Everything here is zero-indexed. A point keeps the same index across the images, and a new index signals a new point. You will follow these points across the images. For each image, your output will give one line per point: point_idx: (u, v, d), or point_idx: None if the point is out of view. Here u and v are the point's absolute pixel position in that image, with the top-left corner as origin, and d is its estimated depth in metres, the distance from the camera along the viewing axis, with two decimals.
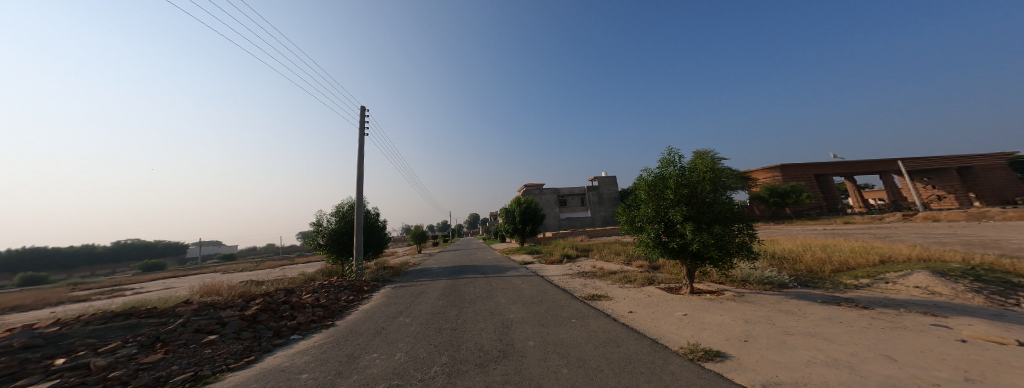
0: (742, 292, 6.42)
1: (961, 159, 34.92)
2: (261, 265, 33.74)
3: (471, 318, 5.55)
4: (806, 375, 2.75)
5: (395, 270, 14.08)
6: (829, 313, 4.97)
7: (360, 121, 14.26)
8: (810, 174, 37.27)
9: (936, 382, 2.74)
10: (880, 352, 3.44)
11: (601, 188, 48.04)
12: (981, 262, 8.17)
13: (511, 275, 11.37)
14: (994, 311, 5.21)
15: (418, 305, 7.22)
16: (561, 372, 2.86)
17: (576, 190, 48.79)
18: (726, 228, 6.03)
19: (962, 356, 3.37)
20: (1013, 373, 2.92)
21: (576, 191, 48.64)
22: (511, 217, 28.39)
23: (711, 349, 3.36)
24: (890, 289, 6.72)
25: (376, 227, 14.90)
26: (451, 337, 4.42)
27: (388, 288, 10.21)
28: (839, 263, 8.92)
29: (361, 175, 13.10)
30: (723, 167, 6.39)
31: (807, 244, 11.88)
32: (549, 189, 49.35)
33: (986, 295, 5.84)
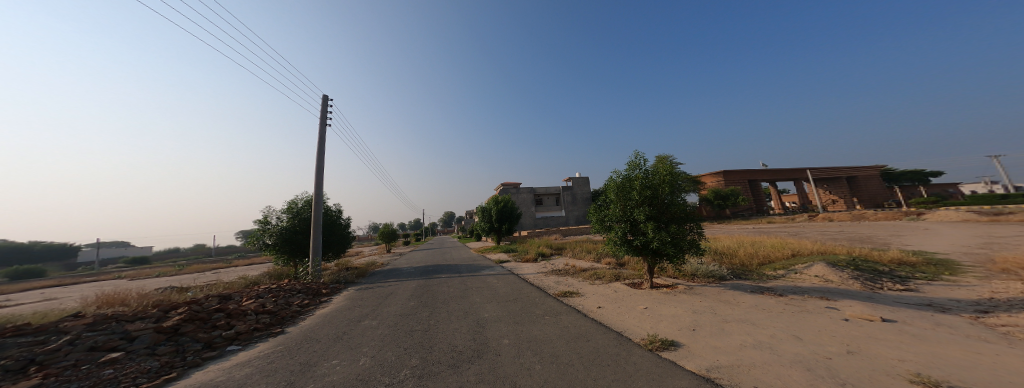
0: (691, 285, 7.16)
1: (850, 170, 42.79)
2: (190, 269, 29.14)
3: (444, 319, 5.41)
4: (740, 358, 3.17)
5: (358, 270, 13.17)
6: (756, 301, 5.79)
7: (320, 110, 13.01)
8: (745, 180, 42.71)
9: (828, 356, 3.36)
10: (793, 333, 4.09)
11: (575, 188, 49.69)
12: (861, 254, 10.14)
13: (485, 274, 11.30)
14: (867, 293, 6.51)
15: (385, 307, 6.83)
16: (534, 368, 2.93)
17: (552, 190, 49.86)
18: (681, 227, 6.66)
19: (846, 332, 4.17)
20: (878, 345, 3.68)
21: (552, 190, 49.73)
22: (487, 216, 28.23)
23: (667, 339, 3.70)
24: (799, 278, 8.03)
25: (336, 225, 13.72)
26: (422, 339, 4.28)
27: (349, 291, 9.49)
28: (763, 257, 10.42)
29: (319, 168, 11.95)
30: (680, 172, 7.01)
31: (741, 241, 13.68)
32: (525, 188, 49.89)
33: (863, 281, 7.27)
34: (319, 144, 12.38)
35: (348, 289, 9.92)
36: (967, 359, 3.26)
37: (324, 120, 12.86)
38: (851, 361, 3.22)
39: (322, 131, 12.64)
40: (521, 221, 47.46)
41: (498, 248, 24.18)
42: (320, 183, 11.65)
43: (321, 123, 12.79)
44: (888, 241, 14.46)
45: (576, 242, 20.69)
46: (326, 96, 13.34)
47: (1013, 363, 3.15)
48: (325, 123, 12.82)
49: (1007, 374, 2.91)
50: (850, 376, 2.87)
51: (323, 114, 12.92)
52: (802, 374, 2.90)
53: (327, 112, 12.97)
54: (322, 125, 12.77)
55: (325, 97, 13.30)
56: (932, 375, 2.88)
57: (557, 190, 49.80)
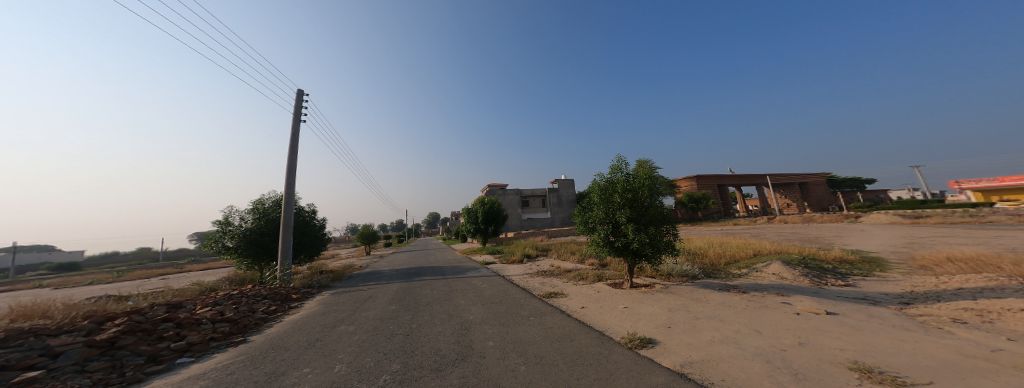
0: (667, 284, 7.49)
1: (801, 177, 47.08)
2: (133, 275, 25.89)
3: (427, 322, 5.25)
4: (709, 353, 3.36)
5: (333, 274, 12.51)
6: (723, 298, 6.18)
7: (294, 105, 12.25)
8: (714, 184, 45.58)
9: (783, 347, 3.66)
10: (754, 328, 4.41)
11: (561, 190, 50.37)
12: (811, 253, 11.17)
13: (470, 276, 11.13)
14: (815, 289, 7.19)
15: (364, 311, 6.52)
16: (519, 370, 2.93)
17: (539, 192, 50.21)
18: (659, 229, 6.95)
19: (798, 325, 4.56)
20: (824, 336, 4.06)
21: (539, 192, 50.08)
22: (474, 217, 27.93)
23: (645, 337, 3.84)
24: (759, 276, 8.70)
25: (309, 227, 12.93)
26: (404, 343, 4.14)
27: (323, 295, 8.96)
28: (729, 256, 11.18)
29: (290, 165, 11.22)
30: (658, 176, 7.32)
31: (710, 242, 14.61)
32: (512, 189, 49.89)
33: (812, 278, 8.02)
34: (292, 141, 11.62)
35: (322, 293, 9.38)
36: (892, 346, 3.70)
37: (298, 115, 12.11)
38: (801, 352, 3.53)
39: (295, 128, 11.89)
40: (508, 222, 47.46)
41: (484, 250, 23.96)
42: (291, 182, 10.93)
43: (295, 119, 12.02)
44: (834, 241, 16.08)
45: (561, 244, 21.00)
46: (301, 90, 12.58)
47: (929, 348, 3.61)
48: (299, 119, 12.06)
49: (924, 358, 3.33)
50: (801, 366, 3.14)
51: (297, 109, 12.17)
52: (762, 365, 3.13)
53: (301, 107, 12.23)
54: (296, 120, 12.01)
55: (300, 92, 12.53)
56: (867, 361, 3.23)
57: (543, 192, 50.18)
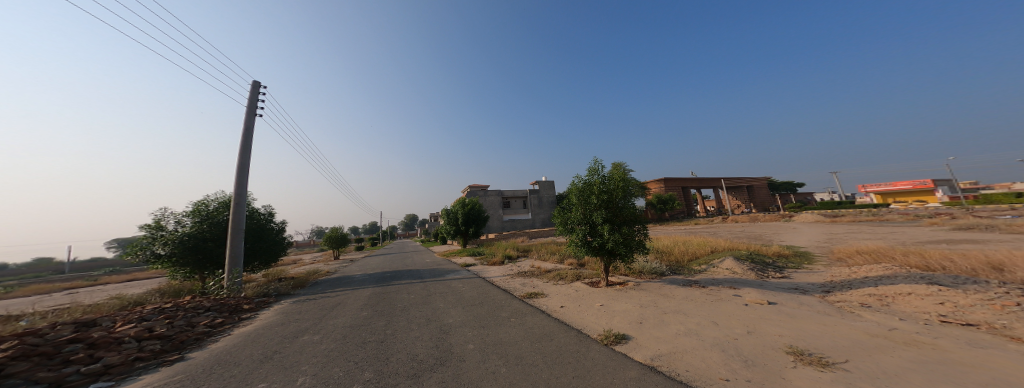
0: (638, 282, 7.88)
1: (749, 181, 52.31)
2: (34, 290, 21.48)
3: (403, 327, 5.02)
4: (675, 345, 3.59)
5: (294, 281, 11.52)
6: (686, 293, 6.66)
7: (250, 97, 11.15)
8: (679, 187, 48.95)
9: (735, 336, 4.02)
10: (712, 319, 4.81)
11: (542, 191, 50.89)
12: (756, 249, 12.47)
13: (449, 279, 10.82)
14: (759, 281, 8.01)
15: (332, 319, 6.07)
16: (500, 372, 2.89)
17: (520, 193, 50.35)
18: (632, 229, 7.29)
19: (748, 315, 5.04)
20: (768, 324, 4.53)
21: (520, 193, 50.22)
22: (454, 219, 27.30)
23: (619, 333, 4.01)
24: (716, 271, 9.51)
25: (265, 230, 11.78)
26: (376, 350, 3.91)
27: (282, 304, 8.18)
28: (691, 253, 12.09)
29: (243, 162, 10.16)
30: (632, 178, 7.67)
31: (675, 240, 15.69)
32: (493, 190, 49.58)
33: (758, 271, 8.94)
34: (245, 136, 10.53)
35: (281, 302, 8.57)
36: (820, 330, 4.22)
37: (253, 108, 11.02)
38: (750, 339, 3.90)
39: (250, 122, 10.80)
40: (488, 223, 47.14)
41: (464, 251, 23.50)
42: (242, 181, 9.88)
43: (249, 112, 10.93)
44: (775, 238, 18.09)
45: (540, 245, 21.21)
46: (257, 82, 11.48)
47: (846, 331, 4.17)
48: (255, 112, 10.99)
49: (843, 339, 3.84)
50: (750, 353, 3.47)
51: (253, 101, 11.08)
52: (718, 354, 3.41)
53: (258, 100, 11.17)
54: (251, 114, 10.92)
55: (257, 83, 11.45)
56: (800, 345, 3.65)
57: (523, 193, 50.40)
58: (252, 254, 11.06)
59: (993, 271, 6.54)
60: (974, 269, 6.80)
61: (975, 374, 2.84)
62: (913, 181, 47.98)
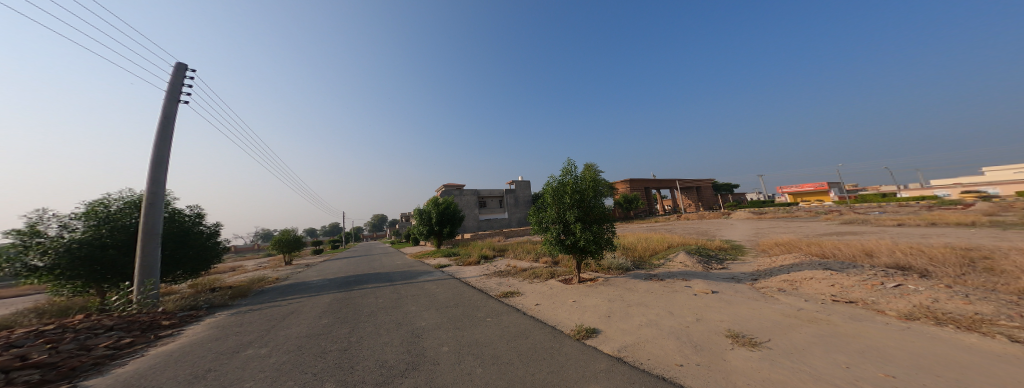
0: (607, 277, 8.28)
1: (699, 182, 57.82)
2: None
3: (370, 334, 4.70)
4: (638, 336, 3.83)
5: (233, 290, 10.19)
6: (647, 286, 7.16)
7: (172, 81, 9.65)
8: (642, 187, 52.41)
9: (686, 324, 4.41)
10: (669, 309, 5.22)
11: (518, 191, 51.13)
12: (705, 244, 13.84)
13: (421, 281, 10.38)
14: (706, 272, 8.92)
15: (283, 329, 5.48)
16: (475, 373, 2.84)
17: (496, 193, 50.11)
18: (603, 228, 7.62)
19: (699, 304, 5.54)
20: (713, 311, 5.04)
21: (496, 193, 49.98)
22: (427, 219, 26.34)
23: (590, 328, 4.16)
24: (671, 264, 10.38)
25: (191, 233, 10.29)
26: (339, 360, 3.61)
27: (217, 317, 7.18)
28: (651, 249, 13.06)
29: (161, 155, 8.77)
30: (602, 179, 7.99)
31: (638, 237, 16.80)
32: (469, 189, 48.78)
33: (706, 264, 9.94)
34: (165, 125, 9.08)
35: (215, 315, 7.53)
36: (752, 314, 4.81)
37: (176, 94, 9.54)
38: (699, 326, 4.30)
39: (171, 109, 9.34)
40: (464, 223, 46.22)
41: (436, 252, 22.75)
42: (159, 177, 8.54)
43: (171, 98, 9.45)
44: (717, 233, 20.29)
45: (516, 244, 21.32)
46: (182, 63, 9.97)
47: (773, 313, 4.80)
48: (178, 98, 9.54)
49: (770, 321, 4.43)
50: (699, 338, 3.82)
51: (175, 86, 9.60)
52: (673, 342, 3.70)
53: (182, 84, 9.71)
54: (173, 100, 9.46)
55: (181, 65, 9.96)
56: (737, 329, 4.12)
57: (499, 193, 50.21)
58: (175, 262, 9.57)
59: (865, 257, 8.02)
60: (853, 255, 8.30)
61: (861, 344, 3.43)
62: (815, 184, 56.74)
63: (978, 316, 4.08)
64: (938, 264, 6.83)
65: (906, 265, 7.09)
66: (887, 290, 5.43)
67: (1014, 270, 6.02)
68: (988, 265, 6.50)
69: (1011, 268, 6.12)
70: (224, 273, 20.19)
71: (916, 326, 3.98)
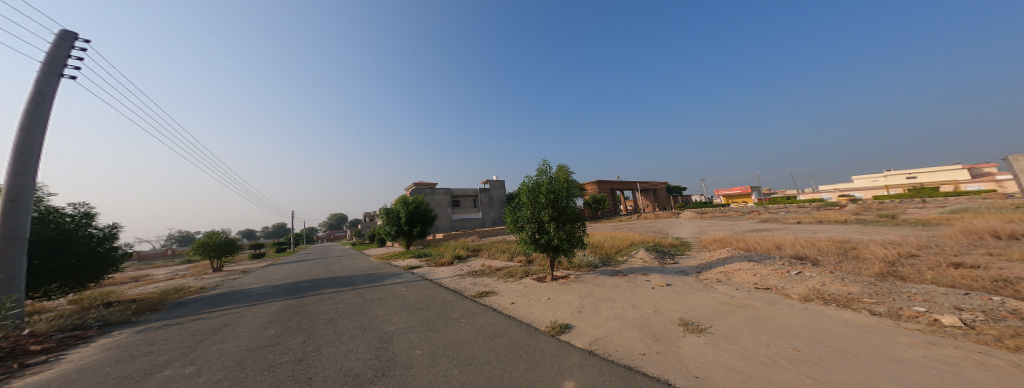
0: (577, 274, 8.55)
1: (655, 185, 62.65)
2: None
3: (330, 341, 4.28)
4: (605, 329, 3.98)
5: (137, 304, 8.54)
6: (612, 281, 7.54)
7: (51, 51, 7.97)
8: (607, 188, 55.23)
9: (644, 315, 4.72)
10: (631, 303, 5.54)
11: (492, 191, 50.66)
12: (662, 240, 15.00)
13: (390, 284, 9.78)
14: (661, 267, 9.65)
15: (219, 344, 4.76)
16: (451, 374, 2.72)
17: (469, 192, 49.30)
18: (575, 227, 7.81)
19: (657, 296, 5.95)
20: (667, 302, 5.46)
21: (470, 193, 49.16)
22: (396, 219, 24.98)
23: (564, 324, 4.23)
24: (631, 260, 11.09)
25: (77, 236, 8.59)
26: (292, 372, 3.23)
27: (125, 337, 5.99)
28: (615, 246, 13.81)
29: (30, 139, 7.19)
30: (575, 181, 8.19)
31: (604, 235, 17.68)
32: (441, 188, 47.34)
33: (661, 259, 10.77)
34: (35, 104, 7.44)
35: (114, 335, 6.27)
36: (699, 302, 5.29)
37: (54, 65, 7.89)
38: (655, 316, 4.62)
39: (47, 83, 7.68)
40: (436, 223, 44.74)
41: (405, 254, 21.66)
42: (26, 166, 7.00)
43: (48, 71, 7.78)
44: (669, 231, 22.21)
45: (490, 244, 21.07)
46: (67, 31, 8.33)
47: (713, 301, 5.34)
48: (57, 71, 7.89)
49: (709, 308, 4.92)
50: (657, 328, 4.10)
51: (55, 57, 7.95)
52: (636, 333, 3.92)
53: (64, 55, 8.08)
54: (50, 73, 7.80)
55: (66, 33, 8.29)
56: (687, 317, 4.50)
57: (473, 193, 49.45)
58: (49, 274, 7.78)
59: (776, 249, 9.34)
60: (767, 248, 9.60)
61: (777, 324, 3.95)
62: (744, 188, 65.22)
63: (851, 295, 4.98)
64: (823, 254, 8.22)
65: (803, 256, 8.42)
66: (792, 277, 6.38)
67: (871, 257, 7.49)
68: (855, 253, 8.01)
69: (869, 255, 7.62)
70: (125, 285, 16.78)
71: (811, 306, 4.71)
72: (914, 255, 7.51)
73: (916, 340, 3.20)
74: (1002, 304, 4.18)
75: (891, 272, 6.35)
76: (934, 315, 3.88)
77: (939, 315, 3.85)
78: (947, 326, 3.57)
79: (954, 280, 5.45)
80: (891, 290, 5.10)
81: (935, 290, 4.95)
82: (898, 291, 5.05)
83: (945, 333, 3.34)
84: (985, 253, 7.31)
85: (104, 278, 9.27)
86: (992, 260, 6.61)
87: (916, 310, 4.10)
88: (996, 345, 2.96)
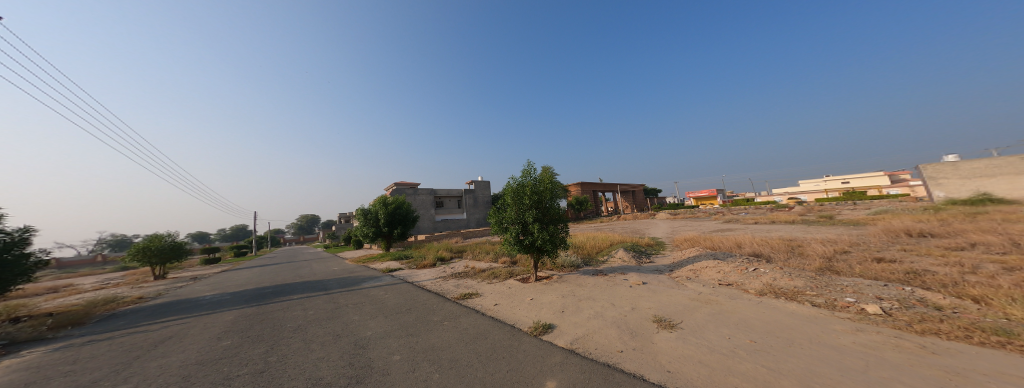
0: (561, 275, 8.64)
1: (635, 187, 64.79)
2: None
3: (300, 350, 4.04)
4: (585, 328, 4.05)
5: (53, 319, 7.62)
6: (592, 281, 7.70)
7: None
8: (590, 190, 56.42)
9: (622, 313, 4.85)
10: (611, 301, 5.68)
11: (477, 191, 50.18)
12: (640, 240, 15.51)
13: (368, 287, 9.41)
14: (638, 266, 9.99)
15: (171, 357, 4.35)
16: (432, 378, 2.65)
17: (454, 192, 48.60)
18: (559, 228, 7.90)
19: (634, 295, 6.14)
20: (643, 300, 5.64)
21: (454, 193, 48.46)
22: (375, 219, 24.11)
23: (546, 324, 4.25)
24: (611, 260, 11.38)
25: None
26: (255, 384, 3.01)
27: (55, 352, 5.33)
28: (596, 246, 14.12)
29: None
30: (559, 182, 8.28)
31: (586, 236, 18.03)
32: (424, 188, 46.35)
33: (639, 259, 11.14)
34: None
35: (27, 353, 5.51)
36: (671, 299, 5.52)
37: None
38: (631, 314, 4.76)
39: None
40: (418, 224, 43.70)
41: (385, 255, 20.98)
42: None
43: None
44: (645, 231, 23.11)
45: (474, 245, 20.85)
46: None
47: (683, 298, 5.59)
48: None
49: (680, 304, 5.15)
50: (633, 325, 4.22)
51: None
52: (615, 331, 4.02)
53: None
54: None
55: None
56: (660, 313, 4.68)
57: (458, 193, 48.78)
58: None
59: (736, 247, 9.94)
60: (729, 246, 10.19)
61: (737, 317, 4.20)
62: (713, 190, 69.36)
63: (797, 289, 5.40)
64: (775, 251, 8.88)
65: (760, 253, 9.02)
66: (750, 273, 6.82)
67: (812, 253, 8.20)
68: (800, 250, 8.73)
69: (811, 252, 8.33)
70: (38, 298, 14.56)
71: (765, 299, 5.06)
72: (847, 251, 8.30)
73: (847, 328, 3.52)
74: (913, 293, 4.71)
75: (828, 267, 6.94)
76: (860, 305, 4.29)
77: (864, 304, 4.26)
78: (871, 314, 3.96)
79: (877, 272, 6.08)
80: (827, 283, 5.57)
81: (862, 282, 5.49)
82: (833, 284, 5.53)
83: (869, 321, 3.71)
84: (900, 248, 8.24)
85: (11, 289, 8.14)
86: (905, 255, 7.48)
87: (846, 301, 4.50)
88: (909, 330, 3.33)
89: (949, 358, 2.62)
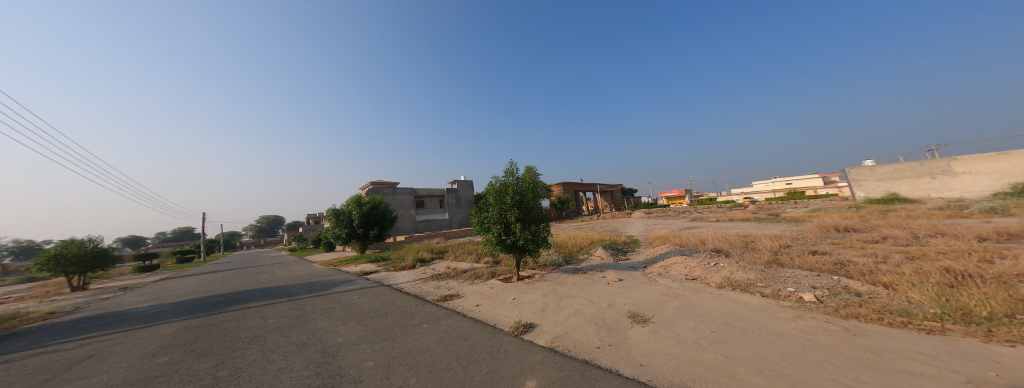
0: (542, 274, 8.72)
1: (614, 188, 66.76)
2: None
3: (262, 363, 3.75)
4: (564, 326, 4.10)
5: None
6: (572, 279, 7.85)
7: None
8: (571, 191, 57.41)
9: (599, 310, 4.97)
10: (590, 299, 5.81)
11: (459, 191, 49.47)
12: (616, 239, 16.04)
13: (341, 292, 8.97)
14: (615, 264, 10.32)
15: (108, 377, 3.88)
16: (409, 384, 2.57)
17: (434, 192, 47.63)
18: (540, 227, 7.95)
19: (611, 291, 6.32)
20: (620, 296, 5.81)
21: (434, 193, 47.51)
22: (349, 220, 23.05)
23: (527, 323, 4.27)
24: (590, 258, 11.65)
25: None
26: None
27: None
28: (575, 244, 14.42)
29: None
30: (541, 182, 8.33)
31: (567, 236, 18.34)
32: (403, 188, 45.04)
33: (615, 256, 11.49)
34: None
35: None
36: (644, 295, 5.74)
37: None
38: (607, 311, 4.89)
39: None
40: (397, 224, 42.39)
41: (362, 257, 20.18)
42: None
43: None
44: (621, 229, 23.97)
45: (455, 245, 20.57)
46: None
47: (654, 293, 5.83)
48: None
49: (652, 299, 5.36)
50: (609, 322, 4.33)
51: None
52: (593, 327, 4.10)
53: None
54: None
55: None
56: (634, 309, 4.85)
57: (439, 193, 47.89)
58: None
59: (700, 244, 10.54)
60: (693, 243, 10.79)
61: (700, 310, 4.45)
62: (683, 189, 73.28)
63: (748, 281, 5.82)
64: (730, 247, 9.50)
65: (718, 249, 9.62)
66: (710, 268, 7.24)
67: (761, 248, 8.89)
68: (752, 246, 9.43)
69: (761, 246, 9.03)
70: None
71: (723, 292, 5.41)
72: (789, 245, 9.10)
73: (788, 315, 3.85)
74: (838, 282, 5.22)
75: (773, 260, 7.54)
76: (798, 294, 4.70)
77: (801, 293, 4.67)
78: (807, 301, 4.34)
79: (812, 263, 6.70)
80: (773, 275, 6.04)
81: (800, 273, 6.01)
82: (778, 275, 6.02)
83: (806, 308, 4.06)
84: (829, 242, 9.16)
85: None
86: (834, 247, 8.33)
87: (788, 291, 4.90)
88: (835, 315, 3.68)
89: (866, 338, 2.93)
